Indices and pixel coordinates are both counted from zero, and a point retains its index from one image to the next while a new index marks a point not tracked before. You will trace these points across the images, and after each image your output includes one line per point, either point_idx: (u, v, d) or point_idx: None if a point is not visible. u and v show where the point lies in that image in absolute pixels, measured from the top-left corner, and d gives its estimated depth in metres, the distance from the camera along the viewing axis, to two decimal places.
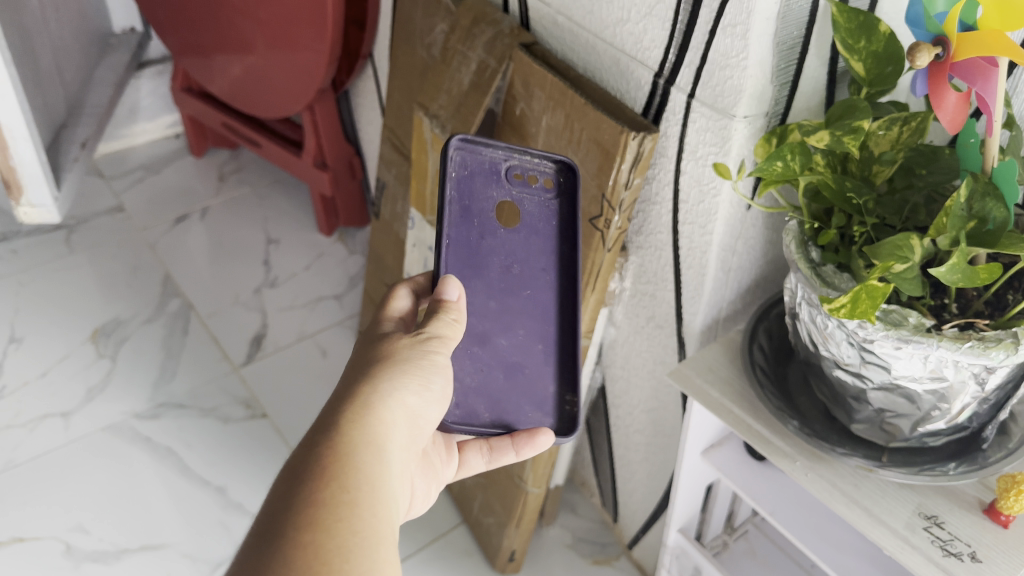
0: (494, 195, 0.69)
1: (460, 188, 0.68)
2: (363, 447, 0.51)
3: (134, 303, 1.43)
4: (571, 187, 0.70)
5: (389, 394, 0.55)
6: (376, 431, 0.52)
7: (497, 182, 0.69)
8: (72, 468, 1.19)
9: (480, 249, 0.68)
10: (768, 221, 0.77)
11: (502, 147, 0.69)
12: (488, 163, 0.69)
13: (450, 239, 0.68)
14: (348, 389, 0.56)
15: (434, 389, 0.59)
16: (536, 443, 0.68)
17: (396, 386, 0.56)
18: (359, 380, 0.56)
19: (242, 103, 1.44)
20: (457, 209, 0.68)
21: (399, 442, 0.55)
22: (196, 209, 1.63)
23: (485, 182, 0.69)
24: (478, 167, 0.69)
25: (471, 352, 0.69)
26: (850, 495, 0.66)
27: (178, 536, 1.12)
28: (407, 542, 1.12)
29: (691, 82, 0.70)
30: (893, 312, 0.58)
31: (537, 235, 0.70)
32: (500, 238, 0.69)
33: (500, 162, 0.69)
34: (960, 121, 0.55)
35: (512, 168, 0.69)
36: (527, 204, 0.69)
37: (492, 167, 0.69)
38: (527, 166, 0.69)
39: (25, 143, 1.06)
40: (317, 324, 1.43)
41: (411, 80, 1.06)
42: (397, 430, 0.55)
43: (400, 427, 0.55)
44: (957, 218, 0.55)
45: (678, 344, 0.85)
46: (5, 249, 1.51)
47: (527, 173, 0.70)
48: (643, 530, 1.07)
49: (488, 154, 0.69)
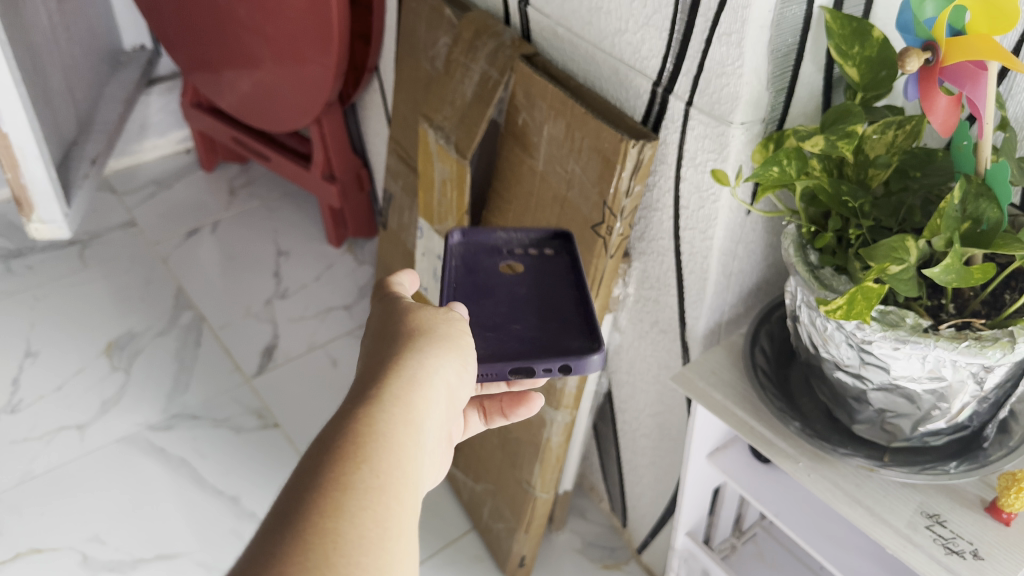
0: (496, 261, 0.74)
1: (464, 260, 0.74)
2: (402, 427, 0.46)
3: (147, 316, 1.45)
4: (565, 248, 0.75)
5: (435, 370, 0.51)
6: (417, 408, 0.48)
7: (498, 255, 0.75)
8: (88, 479, 1.20)
9: (484, 286, 0.71)
10: (768, 226, 0.77)
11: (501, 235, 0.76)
12: (489, 246, 0.76)
13: (454, 284, 0.72)
14: (388, 356, 0.52)
15: (470, 374, 0.55)
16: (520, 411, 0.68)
17: (441, 358, 0.52)
18: (400, 351, 0.52)
19: (251, 118, 1.46)
20: (465, 271, 0.73)
21: (438, 420, 0.50)
22: (207, 222, 1.65)
23: (487, 255, 0.75)
24: (480, 249, 0.75)
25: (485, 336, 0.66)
26: (853, 494, 0.66)
27: (191, 545, 1.14)
28: (419, 548, 1.13)
29: (689, 90, 0.71)
30: (891, 313, 0.59)
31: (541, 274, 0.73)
32: (503, 277, 0.73)
33: (500, 243, 0.76)
34: (952, 124, 0.56)
35: (511, 247, 0.76)
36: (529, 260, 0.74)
37: (493, 247, 0.76)
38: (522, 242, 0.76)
39: (35, 161, 1.08)
40: (327, 334, 1.44)
41: (416, 92, 1.08)
42: (440, 407, 0.51)
43: (442, 405, 0.51)
44: (951, 219, 0.56)
45: (682, 348, 0.86)
46: (20, 265, 1.54)
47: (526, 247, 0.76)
48: (652, 534, 1.07)
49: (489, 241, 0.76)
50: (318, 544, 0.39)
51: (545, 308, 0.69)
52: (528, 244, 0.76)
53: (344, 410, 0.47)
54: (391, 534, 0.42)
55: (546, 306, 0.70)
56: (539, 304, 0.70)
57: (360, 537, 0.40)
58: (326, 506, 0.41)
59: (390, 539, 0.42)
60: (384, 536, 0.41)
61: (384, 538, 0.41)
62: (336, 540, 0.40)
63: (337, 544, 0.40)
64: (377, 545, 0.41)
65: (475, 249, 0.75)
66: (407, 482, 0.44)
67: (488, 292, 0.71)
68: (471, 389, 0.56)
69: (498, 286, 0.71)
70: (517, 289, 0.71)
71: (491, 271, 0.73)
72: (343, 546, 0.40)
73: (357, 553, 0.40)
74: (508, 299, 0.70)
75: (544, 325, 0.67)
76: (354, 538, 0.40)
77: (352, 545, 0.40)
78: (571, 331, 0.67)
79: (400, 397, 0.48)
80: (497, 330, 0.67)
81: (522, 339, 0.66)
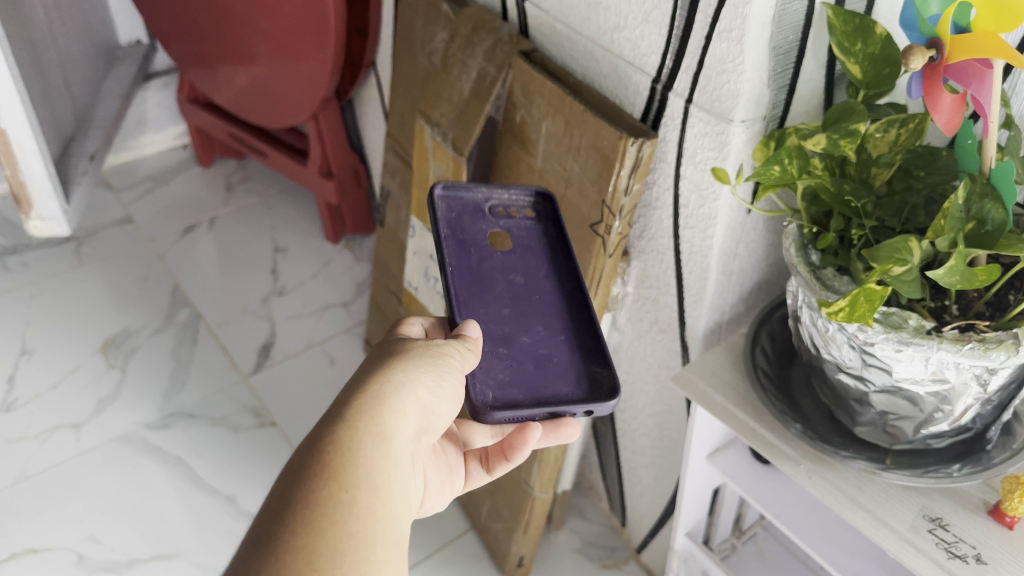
0: (483, 228, 0.72)
1: (451, 226, 0.72)
2: (369, 443, 0.48)
3: (143, 314, 1.44)
4: (550, 215, 0.75)
5: (403, 385, 0.53)
6: (384, 423, 0.50)
7: (483, 218, 0.73)
8: (83, 479, 1.20)
9: (483, 272, 0.69)
10: (769, 225, 0.77)
11: (482, 188, 0.74)
12: (470, 204, 0.74)
13: (452, 266, 0.69)
14: (357, 377, 0.54)
15: (448, 386, 0.57)
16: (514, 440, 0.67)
17: (411, 373, 0.54)
18: (367, 373, 0.54)
19: (248, 113, 1.45)
20: (452, 242, 0.70)
21: (409, 433, 0.53)
22: (204, 219, 1.64)
23: (472, 219, 0.73)
24: (461, 209, 0.74)
25: (500, 354, 0.65)
26: (854, 497, 0.66)
27: (189, 545, 1.13)
28: (416, 548, 1.12)
29: (689, 87, 0.70)
30: (893, 315, 0.57)
31: (529, 254, 0.72)
32: (498, 260, 0.71)
33: (483, 202, 0.74)
34: (957, 122, 0.55)
35: (492, 205, 0.75)
36: (514, 231, 0.74)
37: (475, 206, 0.74)
38: (506, 203, 0.75)
39: (34, 157, 1.07)
40: (325, 332, 1.43)
41: (413, 89, 1.07)
42: (410, 420, 0.53)
43: (414, 418, 0.54)
44: (956, 219, 0.55)
45: (681, 348, 0.85)
46: (15, 262, 1.53)
47: (509, 209, 0.75)
48: (651, 534, 1.06)
49: (469, 196, 0.74)
50: (290, 561, 0.41)
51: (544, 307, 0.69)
52: (510, 206, 0.75)
53: (311, 431, 0.49)
54: (364, 545, 0.44)
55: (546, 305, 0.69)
56: (536, 300, 0.69)
57: (333, 550, 0.42)
58: (300, 523, 0.43)
59: (362, 549, 0.44)
60: (356, 547, 0.44)
61: (357, 548, 0.44)
62: (307, 555, 0.42)
63: (309, 559, 0.42)
64: (350, 556, 0.43)
65: (459, 212, 0.73)
66: (378, 494, 0.46)
67: (487, 281, 0.69)
68: (452, 401, 0.58)
69: (494, 272, 0.70)
70: (513, 280, 0.70)
71: (481, 246, 0.71)
72: (316, 560, 0.42)
73: (331, 566, 0.42)
74: (508, 295, 0.69)
75: (550, 339, 0.67)
76: (327, 552, 0.42)
77: (324, 558, 0.42)
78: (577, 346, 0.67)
79: (368, 415, 0.50)
80: (509, 344, 0.66)
81: (536, 358, 0.66)
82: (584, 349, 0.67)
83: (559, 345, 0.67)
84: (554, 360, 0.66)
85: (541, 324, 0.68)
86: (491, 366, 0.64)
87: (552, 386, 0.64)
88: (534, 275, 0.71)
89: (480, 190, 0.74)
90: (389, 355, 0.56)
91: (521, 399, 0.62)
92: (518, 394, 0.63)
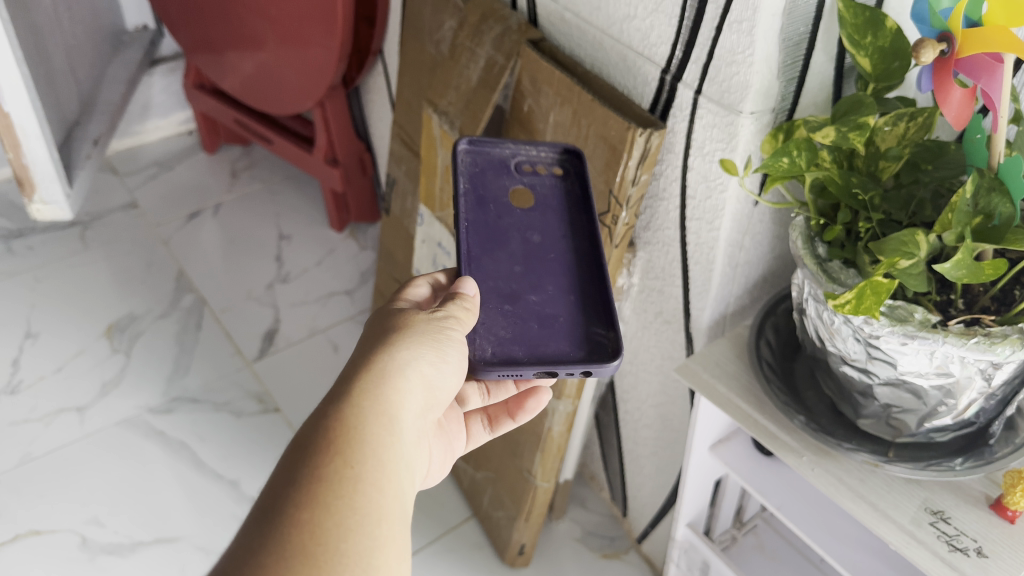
0: (506, 183, 0.74)
1: (474, 181, 0.74)
2: (375, 421, 0.49)
3: (147, 299, 1.44)
4: (576, 171, 0.75)
5: (407, 362, 0.54)
6: (389, 401, 0.51)
7: (507, 174, 0.75)
8: (87, 462, 1.20)
9: (499, 228, 0.71)
10: (776, 217, 0.77)
11: (509, 145, 0.76)
12: (497, 159, 0.76)
13: (468, 221, 0.71)
14: (364, 354, 0.54)
15: (452, 361, 0.57)
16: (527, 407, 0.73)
17: (415, 352, 0.55)
18: (372, 349, 0.54)
19: (254, 100, 1.44)
20: (473, 198, 0.72)
21: (415, 409, 0.53)
22: (208, 205, 1.64)
23: (496, 174, 0.75)
24: (488, 164, 0.75)
25: (503, 311, 0.66)
26: (856, 489, 0.66)
27: (191, 529, 1.14)
28: (418, 535, 1.12)
29: (698, 78, 0.70)
30: (900, 308, 0.58)
31: (551, 212, 0.73)
32: (517, 216, 0.72)
33: (509, 157, 0.76)
34: (966, 117, 0.55)
35: (520, 162, 0.76)
36: (539, 189, 0.74)
37: (501, 161, 0.75)
38: (533, 158, 0.75)
39: (37, 141, 1.07)
40: (329, 319, 1.44)
41: (420, 76, 1.07)
42: (415, 398, 0.53)
43: (418, 396, 0.54)
44: (963, 213, 0.55)
45: (686, 339, 0.85)
46: (20, 245, 1.53)
47: (536, 164, 0.75)
48: (652, 524, 1.07)
49: (496, 152, 0.76)
50: (295, 535, 0.41)
51: (555, 268, 0.69)
52: (539, 162, 0.76)
53: (317, 408, 0.49)
54: (369, 520, 0.44)
55: (556, 264, 0.69)
56: (551, 259, 0.70)
57: (338, 526, 0.43)
58: (306, 500, 0.43)
59: (366, 524, 0.44)
60: (362, 523, 0.44)
61: (362, 524, 0.44)
62: (312, 530, 0.42)
63: (314, 534, 0.42)
64: (355, 531, 0.43)
65: (483, 168, 0.75)
66: (384, 470, 0.47)
67: (501, 237, 0.70)
68: (454, 376, 0.58)
69: (510, 226, 0.71)
70: (529, 234, 0.71)
71: (501, 200, 0.73)
72: (322, 535, 0.42)
73: (335, 540, 0.42)
74: (522, 252, 0.70)
75: (560, 299, 0.67)
76: (331, 527, 0.43)
77: (330, 533, 0.42)
78: (586, 312, 0.67)
79: (371, 393, 0.51)
80: (515, 301, 0.67)
81: (542, 317, 0.66)
82: (591, 305, 0.67)
83: (568, 304, 0.67)
84: (560, 319, 0.66)
85: (551, 284, 0.68)
86: (493, 323, 0.65)
87: (553, 344, 0.65)
88: (552, 234, 0.71)
89: (506, 144, 0.75)
90: (393, 332, 0.56)
91: (519, 356, 0.64)
92: (517, 351, 0.64)
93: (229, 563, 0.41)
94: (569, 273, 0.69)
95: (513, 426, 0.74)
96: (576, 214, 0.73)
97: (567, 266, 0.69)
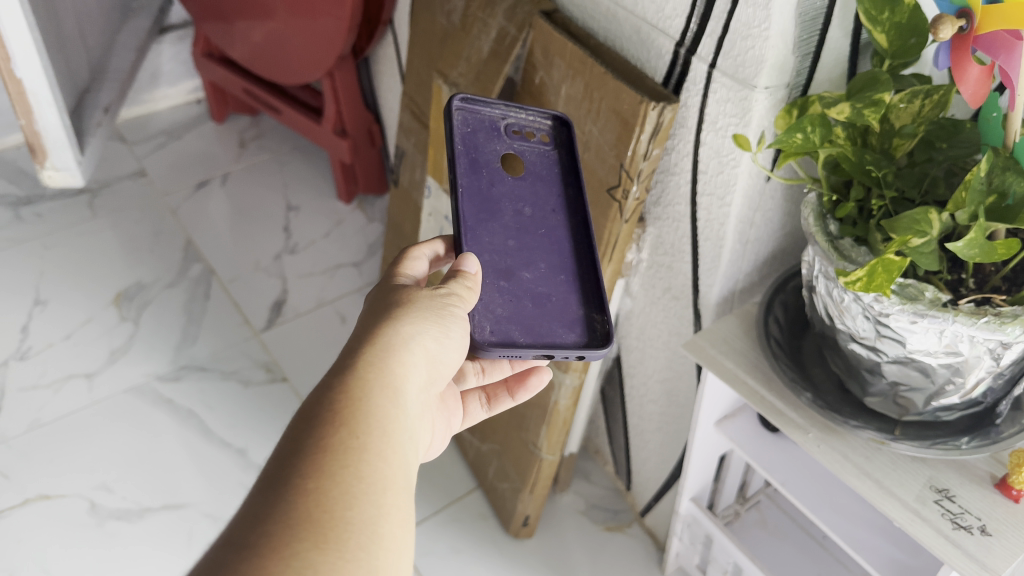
0: (497, 147, 0.72)
1: (466, 142, 0.71)
2: (380, 393, 0.49)
3: (156, 268, 1.45)
4: (566, 140, 0.74)
5: (412, 337, 0.54)
6: (394, 374, 0.51)
7: (498, 137, 0.73)
8: (96, 428, 1.21)
9: (492, 196, 0.70)
10: (787, 194, 0.76)
11: (499, 106, 0.73)
12: (487, 120, 0.73)
13: (462, 186, 0.69)
14: (368, 328, 0.55)
15: (454, 337, 0.58)
16: (530, 384, 0.74)
17: (419, 328, 0.55)
18: (377, 323, 0.55)
19: (263, 69, 1.44)
20: (465, 162, 0.70)
21: (418, 384, 0.53)
22: (216, 174, 1.64)
23: (487, 136, 0.72)
24: (479, 124, 0.73)
25: (499, 287, 0.66)
26: (862, 467, 0.66)
27: (199, 496, 1.15)
28: (424, 505, 1.13)
29: (713, 52, 0.70)
30: (910, 287, 0.58)
31: (541, 182, 0.73)
32: (508, 184, 0.71)
33: (499, 118, 0.73)
34: (983, 95, 0.54)
35: (509, 124, 0.74)
36: (528, 155, 0.73)
37: (491, 123, 0.73)
38: (523, 122, 0.74)
39: (48, 107, 1.07)
40: (336, 291, 1.44)
41: (430, 47, 1.06)
42: (418, 371, 0.53)
43: (422, 370, 0.54)
44: (977, 192, 0.54)
45: (694, 315, 0.85)
46: (29, 212, 1.53)
47: (525, 129, 0.74)
48: (655, 498, 1.08)
49: (487, 112, 0.73)
50: (301, 503, 0.42)
51: (547, 245, 0.70)
52: (528, 125, 0.74)
53: (322, 380, 0.49)
54: (374, 490, 0.45)
55: (547, 238, 0.70)
56: (542, 233, 0.70)
57: (343, 495, 0.43)
58: (312, 468, 0.43)
59: (372, 493, 0.44)
60: (367, 493, 0.44)
61: (367, 493, 0.44)
62: (318, 498, 0.42)
63: (320, 502, 0.42)
64: (360, 500, 0.44)
65: (473, 127, 0.72)
66: (388, 442, 0.47)
67: (495, 208, 0.70)
68: (457, 352, 0.58)
69: (503, 196, 0.70)
70: (521, 206, 0.70)
71: (493, 166, 0.71)
72: (328, 503, 0.42)
73: (341, 508, 0.43)
74: (515, 224, 0.70)
75: (553, 279, 0.68)
76: (337, 496, 0.43)
77: (336, 502, 0.43)
78: (580, 294, 0.68)
79: (375, 366, 0.51)
80: (509, 277, 0.67)
81: (535, 296, 0.67)
82: (583, 290, 0.69)
83: (560, 284, 0.68)
84: (553, 299, 0.67)
85: (544, 261, 0.69)
86: (491, 300, 0.65)
87: (547, 325, 0.66)
88: (542, 208, 0.71)
89: (498, 105, 0.73)
90: (396, 307, 0.56)
91: (517, 338, 0.64)
92: (515, 332, 0.65)
93: (235, 529, 0.41)
94: (561, 250, 0.70)
95: (511, 405, 0.75)
96: (565, 186, 0.73)
97: (555, 239, 0.70)
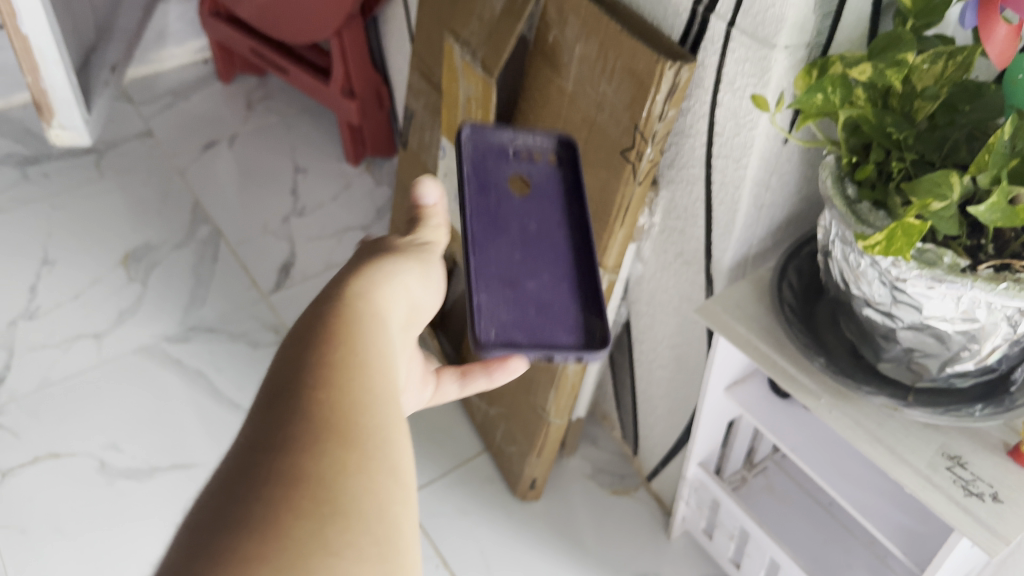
0: (505, 171, 0.71)
1: (474, 167, 0.70)
2: (371, 317, 0.46)
3: (164, 229, 1.44)
4: (571, 159, 0.73)
5: (391, 276, 0.52)
6: (380, 304, 0.48)
7: (506, 161, 0.72)
8: (106, 387, 1.22)
9: (500, 217, 0.68)
10: (805, 156, 0.75)
11: (508, 131, 0.73)
12: (496, 146, 0.72)
13: (470, 207, 0.68)
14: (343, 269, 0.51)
15: (430, 282, 0.56)
16: (508, 368, 0.63)
17: (397, 269, 0.53)
18: (354, 265, 0.52)
19: (271, 29, 1.42)
20: (473, 184, 0.69)
21: (401, 319, 0.50)
22: (224, 136, 1.63)
23: (496, 162, 0.71)
24: (488, 150, 0.72)
25: (506, 293, 0.65)
26: (874, 432, 0.66)
27: (207, 456, 1.15)
28: (431, 468, 1.14)
29: (732, 10, 0.68)
30: (928, 252, 0.57)
31: (548, 203, 0.71)
32: (516, 205, 0.70)
33: (507, 142, 0.73)
34: (1010, 55, 0.53)
35: (517, 148, 0.73)
36: (535, 177, 0.72)
37: (500, 148, 0.72)
38: (530, 145, 0.73)
39: (55, 65, 1.06)
40: (344, 254, 1.43)
41: (441, 6, 1.04)
42: (401, 307, 0.51)
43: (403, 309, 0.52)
44: (1000, 155, 0.53)
45: (706, 280, 0.85)
46: (36, 172, 1.53)
47: (531, 152, 0.73)
48: (662, 463, 1.08)
49: (496, 138, 0.73)
50: (317, 410, 0.38)
51: (552, 257, 0.68)
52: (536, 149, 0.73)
53: (307, 306, 0.45)
54: (386, 402, 0.41)
55: (553, 253, 0.68)
56: (547, 248, 0.68)
57: (359, 403, 0.39)
58: (321, 379, 0.39)
59: (383, 405, 0.41)
60: (380, 404, 0.40)
61: (380, 404, 0.41)
62: (334, 406, 0.38)
63: (337, 410, 0.38)
64: (375, 410, 0.40)
65: (482, 154, 0.72)
66: (388, 360, 0.44)
67: (503, 226, 0.68)
68: (433, 297, 0.57)
69: (510, 217, 0.69)
70: (527, 224, 0.69)
71: (501, 187, 0.70)
72: (343, 411, 0.38)
73: (358, 415, 0.39)
74: (521, 239, 0.68)
75: (557, 288, 0.66)
76: (353, 405, 0.39)
77: (352, 410, 0.39)
78: (584, 305, 0.66)
79: (360, 296, 0.48)
80: (515, 286, 0.65)
81: (540, 303, 0.65)
82: (586, 297, 0.66)
83: (565, 292, 0.66)
84: (556, 308, 0.65)
85: (547, 273, 0.67)
86: (495, 305, 0.64)
87: (551, 331, 0.64)
88: (548, 224, 0.69)
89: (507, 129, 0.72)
90: (368, 255, 0.54)
91: (519, 340, 0.63)
92: (517, 336, 0.63)
93: (248, 444, 0.36)
94: (566, 266, 0.67)
95: (487, 385, 0.65)
96: (572, 204, 0.71)
97: (559, 253, 0.68)
